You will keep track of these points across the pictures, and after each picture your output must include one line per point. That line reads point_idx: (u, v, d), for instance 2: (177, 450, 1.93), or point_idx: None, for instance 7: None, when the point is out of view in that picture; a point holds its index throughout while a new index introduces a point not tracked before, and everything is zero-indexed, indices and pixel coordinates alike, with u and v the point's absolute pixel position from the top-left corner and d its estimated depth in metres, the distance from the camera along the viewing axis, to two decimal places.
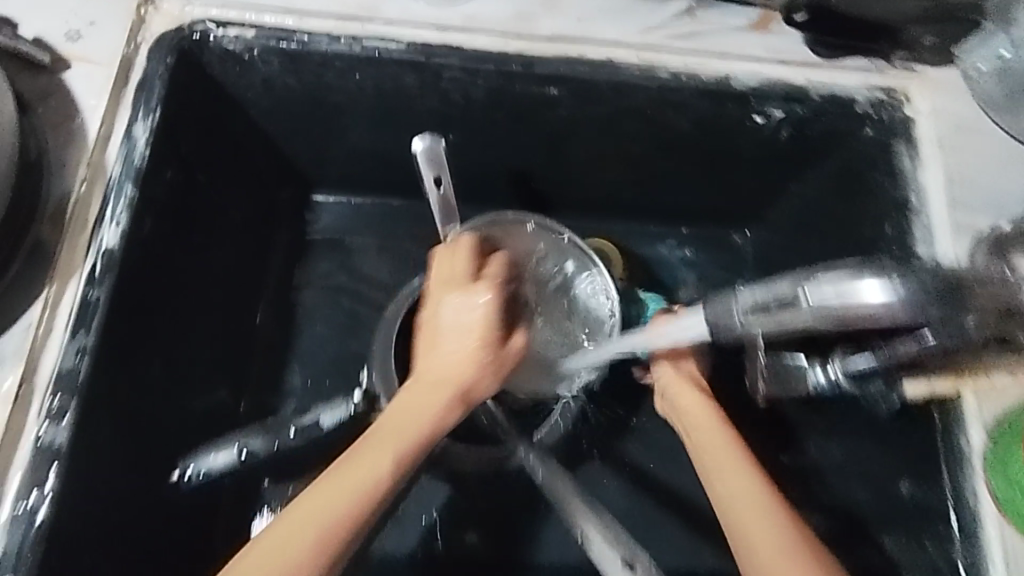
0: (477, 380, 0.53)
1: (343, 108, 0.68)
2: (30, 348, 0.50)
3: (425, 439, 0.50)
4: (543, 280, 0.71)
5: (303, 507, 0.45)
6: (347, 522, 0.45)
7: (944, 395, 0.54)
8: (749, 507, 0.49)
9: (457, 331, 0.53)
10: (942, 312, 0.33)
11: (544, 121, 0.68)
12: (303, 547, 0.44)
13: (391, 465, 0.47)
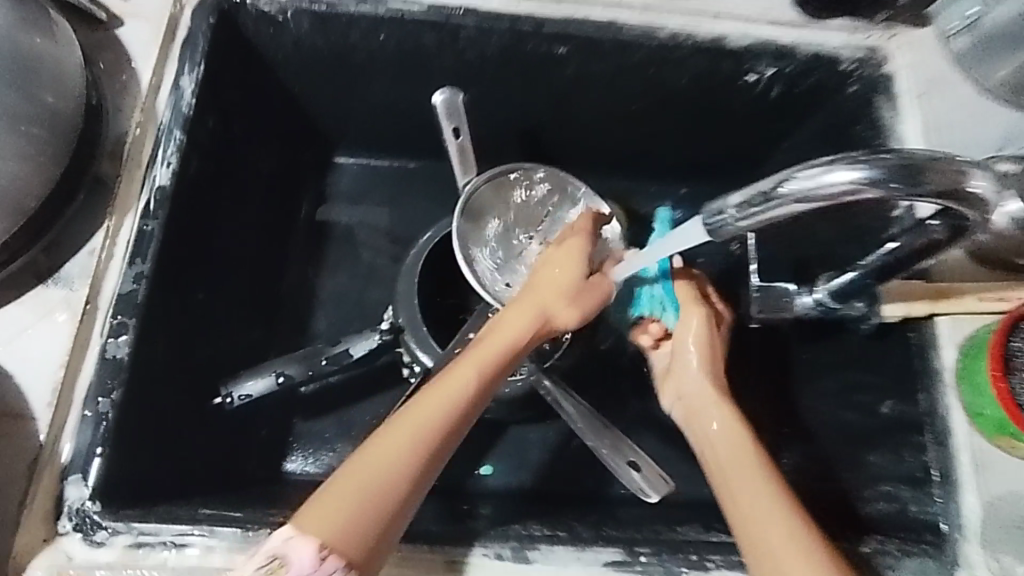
0: (566, 312, 0.58)
1: (366, 69, 0.74)
2: (96, 271, 0.56)
3: (509, 364, 0.55)
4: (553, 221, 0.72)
5: (402, 420, 0.50)
6: (439, 435, 0.50)
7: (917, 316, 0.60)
8: (740, 475, 0.52)
9: (557, 265, 0.60)
10: (905, 189, 0.37)
11: (551, 79, 0.74)
12: (404, 454, 0.49)
13: (478, 383, 0.53)
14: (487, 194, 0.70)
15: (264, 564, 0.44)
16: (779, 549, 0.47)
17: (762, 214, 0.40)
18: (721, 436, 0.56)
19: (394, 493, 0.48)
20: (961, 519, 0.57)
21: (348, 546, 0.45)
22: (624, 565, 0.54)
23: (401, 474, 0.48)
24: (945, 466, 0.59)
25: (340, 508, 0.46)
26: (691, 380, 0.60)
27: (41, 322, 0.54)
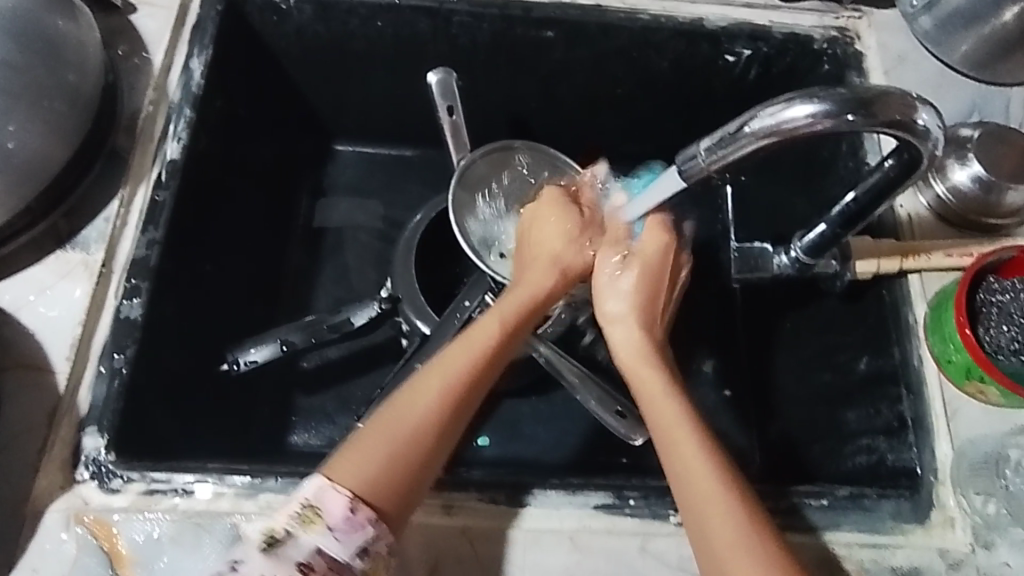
0: (578, 258, 0.64)
1: (364, 56, 0.78)
2: (112, 235, 0.60)
3: (531, 311, 0.61)
4: None
5: (424, 378, 0.54)
6: (459, 390, 0.54)
7: (886, 270, 0.63)
8: (672, 446, 0.52)
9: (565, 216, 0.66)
10: (858, 118, 0.41)
11: (539, 63, 0.78)
12: (424, 409, 0.52)
13: (502, 331, 0.58)
14: (491, 167, 0.74)
15: (299, 511, 0.46)
16: (708, 514, 0.49)
17: (731, 153, 0.45)
18: (660, 405, 0.55)
19: (417, 446, 0.50)
20: (936, 463, 0.59)
21: (373, 496, 0.48)
22: (614, 508, 0.56)
23: (423, 429, 0.51)
24: (920, 414, 0.61)
25: (365, 462, 0.49)
26: (625, 343, 0.60)
27: (61, 282, 0.58)
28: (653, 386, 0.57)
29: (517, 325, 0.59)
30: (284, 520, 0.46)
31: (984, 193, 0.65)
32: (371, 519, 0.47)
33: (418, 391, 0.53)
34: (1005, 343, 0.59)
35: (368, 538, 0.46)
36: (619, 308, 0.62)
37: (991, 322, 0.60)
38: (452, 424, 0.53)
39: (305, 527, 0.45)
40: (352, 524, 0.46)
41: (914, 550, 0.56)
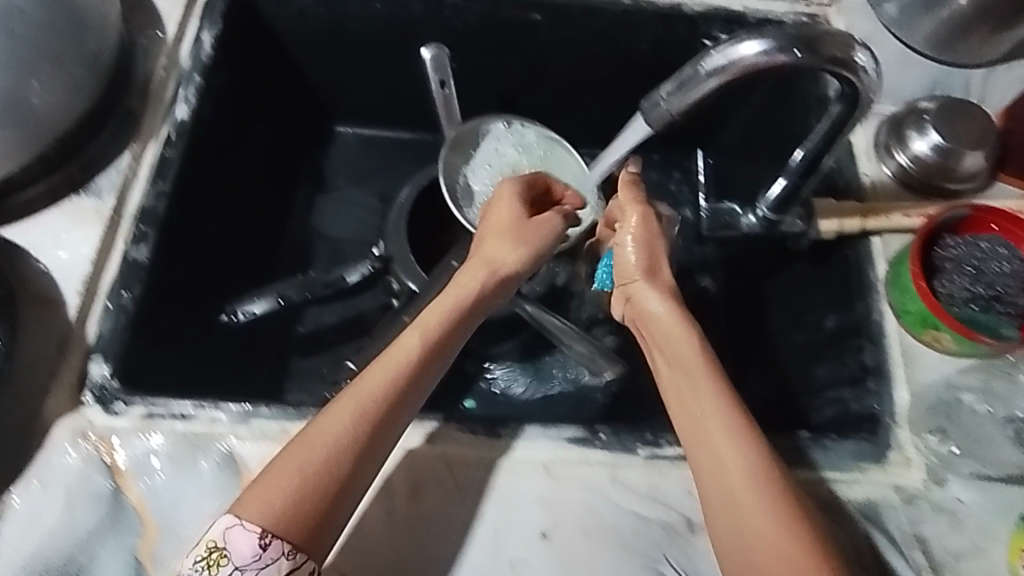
0: (509, 251, 0.62)
1: (363, 38, 0.84)
2: (123, 185, 0.65)
3: (454, 322, 0.58)
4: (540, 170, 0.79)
5: (342, 400, 0.53)
6: (380, 403, 0.52)
7: (848, 229, 0.67)
8: (695, 400, 0.54)
9: (501, 214, 0.64)
10: (802, 54, 0.46)
11: (527, 45, 0.83)
12: (337, 432, 0.51)
13: (422, 344, 0.55)
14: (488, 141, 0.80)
15: (205, 556, 0.48)
16: (718, 464, 0.51)
17: (693, 88, 0.49)
18: (675, 349, 0.57)
19: (335, 466, 0.50)
20: (897, 407, 0.62)
21: (285, 528, 0.47)
22: (586, 441, 0.59)
23: (338, 450, 0.50)
24: (883, 362, 0.64)
25: (275, 494, 0.48)
26: (646, 301, 0.61)
27: (75, 226, 0.63)
28: (678, 332, 0.58)
29: (442, 333, 0.57)
30: (191, 566, 0.48)
31: (943, 160, 0.69)
32: (282, 552, 0.47)
33: (323, 416, 0.52)
34: (958, 293, 0.62)
35: (281, 571, 0.46)
36: (634, 259, 0.63)
37: (947, 275, 0.63)
38: (373, 436, 0.51)
39: (212, 571, 0.47)
40: (262, 560, 0.47)
41: (873, 486, 0.59)
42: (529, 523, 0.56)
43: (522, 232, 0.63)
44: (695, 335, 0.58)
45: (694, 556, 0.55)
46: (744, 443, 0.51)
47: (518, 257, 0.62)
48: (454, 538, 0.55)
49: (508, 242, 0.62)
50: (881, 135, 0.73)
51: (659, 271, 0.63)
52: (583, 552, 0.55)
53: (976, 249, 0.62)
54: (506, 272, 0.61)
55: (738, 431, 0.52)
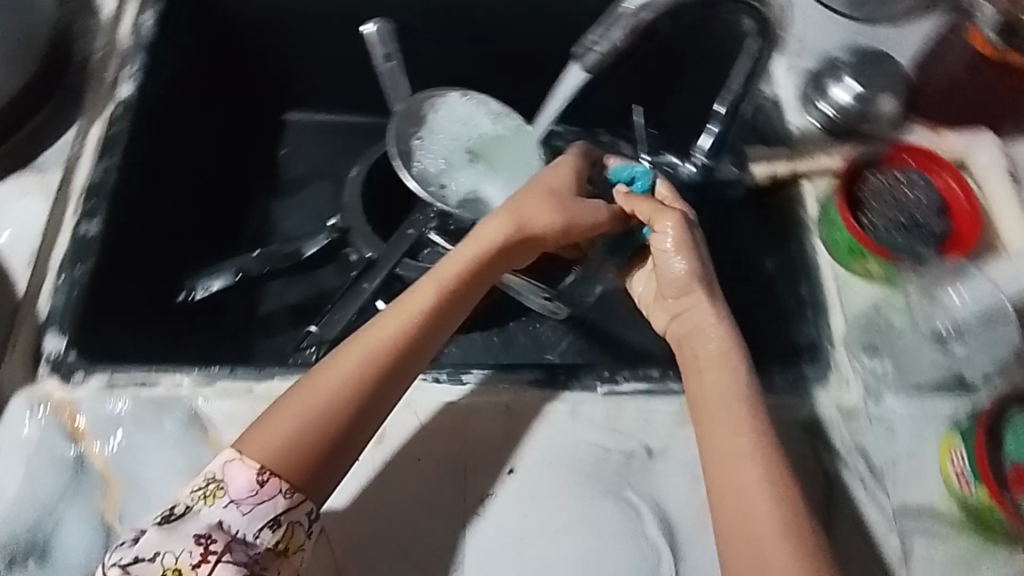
0: (540, 215, 0.64)
1: (312, 20, 0.83)
2: (68, 161, 0.65)
3: (464, 287, 0.61)
4: (495, 147, 0.81)
5: (353, 344, 0.56)
6: (383, 364, 0.55)
7: (778, 172, 0.73)
8: (721, 429, 0.54)
9: (551, 179, 0.66)
10: None
11: (473, 23, 0.82)
12: (346, 380, 0.54)
13: (436, 302, 0.59)
14: (459, 112, 0.81)
15: (202, 488, 0.49)
16: (737, 489, 0.52)
17: (614, 28, 0.56)
18: (714, 389, 0.56)
19: (337, 415, 0.53)
20: (834, 333, 0.66)
21: (282, 468, 0.50)
22: (545, 384, 0.61)
23: (339, 400, 0.53)
24: (817, 293, 0.68)
25: (277, 432, 0.51)
26: (694, 319, 0.60)
27: (22, 201, 0.63)
28: (722, 369, 0.57)
29: (453, 295, 0.60)
30: (188, 496, 0.49)
31: (860, 107, 0.75)
32: (280, 490, 0.49)
33: (338, 359, 0.55)
34: (879, 223, 0.66)
35: (275, 510, 0.49)
36: (682, 268, 0.61)
37: (868, 206, 0.67)
38: (376, 390, 0.54)
39: (206, 503, 0.49)
40: (258, 497, 0.49)
41: (817, 406, 0.62)
42: (494, 461, 0.58)
43: (560, 200, 0.65)
44: (739, 367, 0.57)
45: (654, 480, 0.58)
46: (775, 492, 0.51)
47: (546, 225, 0.63)
48: (423, 481, 0.57)
49: (539, 207, 0.64)
50: (807, 89, 0.77)
51: (712, 289, 0.61)
52: (548, 484, 0.57)
53: (891, 181, 0.68)
54: (530, 232, 0.63)
55: (764, 461, 0.52)
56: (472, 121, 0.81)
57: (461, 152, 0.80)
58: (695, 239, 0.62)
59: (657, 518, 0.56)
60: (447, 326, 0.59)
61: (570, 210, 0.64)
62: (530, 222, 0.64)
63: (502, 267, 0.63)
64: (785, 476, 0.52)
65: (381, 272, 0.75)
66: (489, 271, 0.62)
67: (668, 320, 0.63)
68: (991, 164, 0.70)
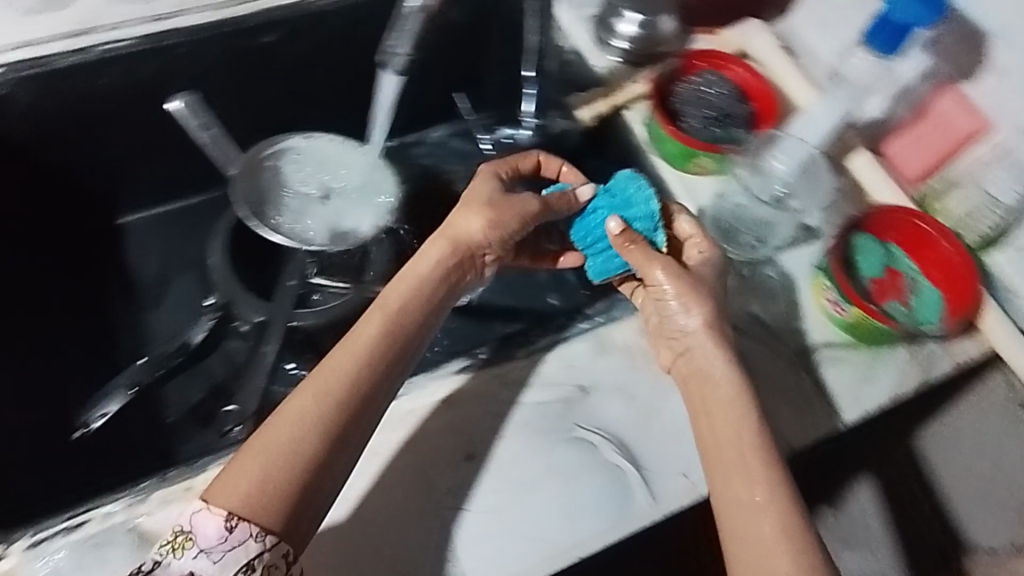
0: (466, 224, 0.64)
1: (108, 117, 0.77)
2: None
3: (411, 309, 0.61)
4: (343, 178, 0.82)
5: (311, 378, 0.56)
6: (338, 398, 0.55)
7: (601, 112, 0.79)
8: (730, 469, 0.55)
9: (476, 190, 0.67)
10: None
11: (273, 67, 0.82)
12: (306, 415, 0.53)
13: (380, 330, 0.58)
14: (299, 155, 0.82)
15: (170, 541, 0.50)
16: (747, 514, 0.53)
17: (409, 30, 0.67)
18: (728, 435, 0.57)
19: (302, 449, 0.52)
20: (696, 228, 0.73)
21: (252, 511, 0.50)
22: (471, 366, 0.63)
23: (302, 436, 0.53)
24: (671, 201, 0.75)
25: (242, 479, 0.51)
26: (700, 358, 0.60)
27: None
28: (732, 414, 0.57)
29: (400, 317, 0.60)
30: (157, 551, 0.49)
31: (649, 32, 0.82)
32: (249, 535, 0.49)
33: (299, 395, 0.55)
34: (699, 124, 0.74)
35: (247, 555, 0.49)
36: (679, 314, 0.62)
37: (682, 112, 0.75)
38: (338, 425, 0.54)
39: (176, 554, 0.49)
40: (228, 543, 0.49)
41: None
42: (449, 454, 0.59)
43: (495, 216, 0.64)
44: (748, 413, 0.58)
45: (594, 412, 0.62)
46: (788, 537, 0.52)
47: (477, 233, 0.64)
48: (388, 500, 0.57)
49: (471, 215, 0.65)
50: (599, 33, 0.84)
51: (720, 336, 0.61)
52: (506, 452, 0.59)
53: (696, 87, 0.76)
54: (461, 245, 0.64)
55: (776, 500, 0.54)
56: (313, 160, 0.83)
57: (311, 191, 0.81)
58: (691, 287, 0.62)
59: (610, 442, 0.60)
60: (404, 354, 0.59)
61: (497, 214, 0.65)
62: (460, 233, 0.64)
63: (444, 288, 0.63)
64: (797, 519, 0.53)
65: (276, 330, 0.75)
66: (426, 291, 0.62)
67: (673, 356, 0.62)
68: (767, 44, 0.80)
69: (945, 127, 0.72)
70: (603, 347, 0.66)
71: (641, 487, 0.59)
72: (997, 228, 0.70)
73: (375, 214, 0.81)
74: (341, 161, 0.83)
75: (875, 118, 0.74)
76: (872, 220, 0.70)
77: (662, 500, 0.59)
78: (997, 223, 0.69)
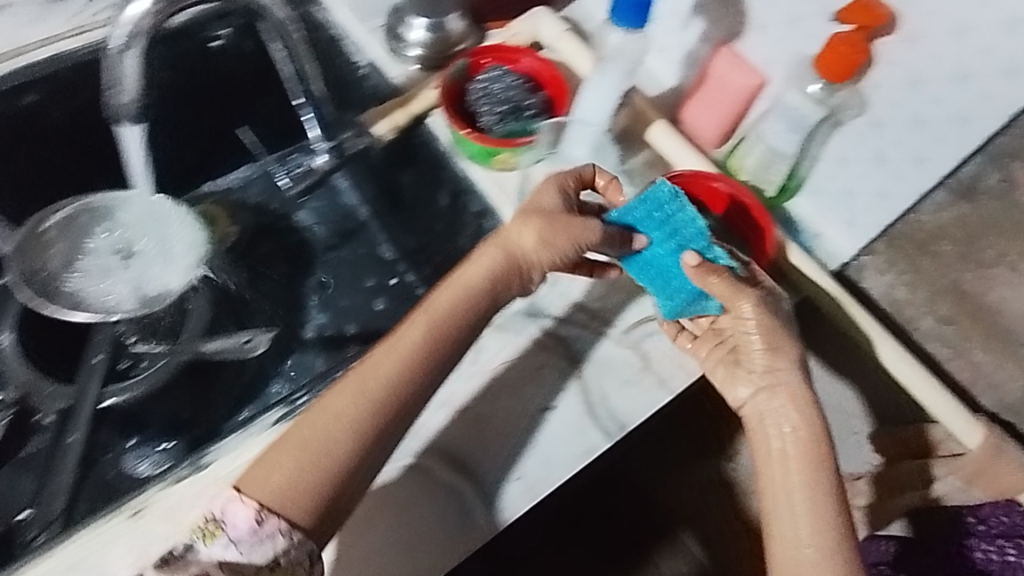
0: (520, 237, 0.63)
1: None
2: None
3: (459, 315, 0.60)
4: (139, 232, 0.77)
5: (350, 377, 0.58)
6: (374, 403, 0.56)
7: (400, 123, 0.78)
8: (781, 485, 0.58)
9: (536, 204, 0.64)
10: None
11: (46, 129, 0.76)
12: (344, 415, 0.55)
13: (426, 335, 0.59)
14: (87, 219, 0.76)
15: (201, 527, 0.52)
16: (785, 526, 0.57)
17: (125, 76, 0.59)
18: (797, 472, 0.58)
19: (335, 450, 0.54)
20: None
21: (284, 506, 0.52)
22: (290, 414, 0.63)
23: (342, 436, 0.55)
24: (485, 202, 0.76)
25: (275, 474, 0.53)
26: (784, 395, 0.61)
27: None
28: (809, 456, 0.58)
29: (446, 322, 0.60)
30: (190, 534, 0.52)
31: (438, 36, 0.80)
32: (279, 529, 0.52)
33: (338, 394, 0.57)
34: (493, 119, 0.73)
35: (275, 549, 0.51)
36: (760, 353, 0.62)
37: (477, 111, 0.74)
38: (373, 432, 0.56)
39: (206, 541, 0.51)
40: (258, 535, 0.51)
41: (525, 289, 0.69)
42: None
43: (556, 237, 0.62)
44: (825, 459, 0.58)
45: (425, 432, 0.62)
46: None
47: (530, 246, 0.62)
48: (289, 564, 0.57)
49: (526, 227, 0.63)
50: (390, 43, 0.82)
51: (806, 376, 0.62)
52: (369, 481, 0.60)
53: (489, 82, 0.74)
54: (517, 256, 0.63)
55: (832, 537, 0.55)
56: (102, 223, 0.76)
57: (110, 255, 0.76)
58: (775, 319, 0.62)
59: (444, 462, 0.61)
60: (445, 359, 0.59)
61: (552, 233, 0.62)
62: (515, 244, 0.63)
63: (492, 294, 0.62)
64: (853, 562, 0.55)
65: (83, 417, 0.70)
66: (471, 298, 0.61)
67: (752, 392, 0.63)
68: (554, 31, 0.80)
69: (726, 91, 0.74)
70: None
71: (480, 500, 0.60)
72: (788, 175, 0.71)
73: (180, 263, 0.76)
74: (133, 212, 0.77)
75: (672, 88, 0.76)
76: (666, 190, 0.70)
77: (497, 503, 0.60)
78: (788, 169, 0.71)
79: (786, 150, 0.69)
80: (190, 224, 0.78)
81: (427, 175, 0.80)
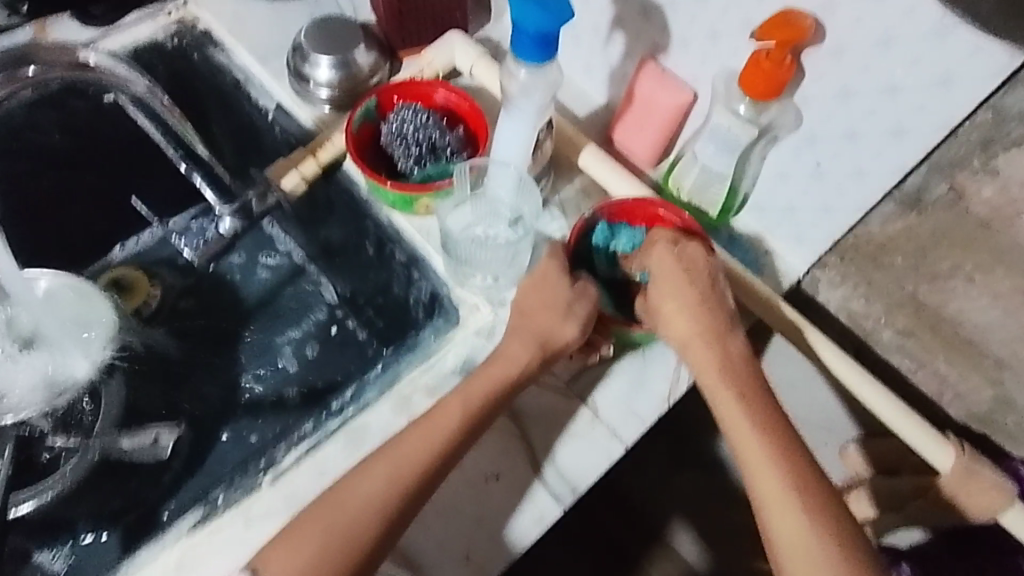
0: (561, 333, 0.59)
1: None
2: None
3: (493, 400, 0.57)
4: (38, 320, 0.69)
5: (378, 459, 0.54)
6: (405, 488, 0.53)
7: (308, 175, 0.71)
8: (782, 510, 0.52)
9: (550, 290, 0.60)
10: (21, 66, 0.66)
11: None
12: (374, 500, 0.52)
13: (464, 419, 0.55)
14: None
15: None
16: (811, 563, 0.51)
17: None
18: (756, 450, 0.54)
19: (363, 535, 0.51)
20: (443, 276, 0.68)
21: None
22: (207, 514, 0.57)
23: (367, 521, 0.51)
24: (411, 251, 0.70)
25: (290, 564, 0.50)
26: (704, 358, 0.58)
27: None
28: (765, 428, 0.55)
29: (482, 407, 0.56)
30: None
31: (346, 72, 0.74)
32: None
33: (363, 473, 0.53)
34: (408, 162, 0.68)
35: None
36: (695, 328, 0.58)
37: (390, 154, 0.69)
38: (398, 515, 0.52)
39: None
40: None
41: (460, 347, 0.64)
42: None
43: (589, 328, 0.59)
44: (783, 434, 0.55)
45: None
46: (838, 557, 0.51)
47: (565, 341, 0.59)
48: None
49: (568, 328, 0.59)
50: (296, 85, 0.75)
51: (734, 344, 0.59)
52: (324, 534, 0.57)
53: (400, 121, 0.68)
54: (552, 350, 0.59)
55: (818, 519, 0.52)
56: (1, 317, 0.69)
57: (12, 348, 0.68)
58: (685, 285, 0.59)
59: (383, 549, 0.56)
60: (474, 440, 0.56)
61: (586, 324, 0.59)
62: (552, 337, 0.59)
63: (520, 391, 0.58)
64: (848, 542, 0.52)
65: None
66: (505, 388, 0.57)
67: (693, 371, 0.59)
68: (471, 58, 0.74)
69: (653, 108, 0.69)
70: (356, 441, 0.60)
71: None
72: (728, 194, 0.68)
73: (88, 343, 0.69)
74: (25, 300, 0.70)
75: (603, 105, 0.75)
76: (614, 216, 0.65)
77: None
78: (726, 187, 0.67)
79: (721, 171, 0.65)
80: (93, 293, 0.70)
81: (349, 223, 0.74)
